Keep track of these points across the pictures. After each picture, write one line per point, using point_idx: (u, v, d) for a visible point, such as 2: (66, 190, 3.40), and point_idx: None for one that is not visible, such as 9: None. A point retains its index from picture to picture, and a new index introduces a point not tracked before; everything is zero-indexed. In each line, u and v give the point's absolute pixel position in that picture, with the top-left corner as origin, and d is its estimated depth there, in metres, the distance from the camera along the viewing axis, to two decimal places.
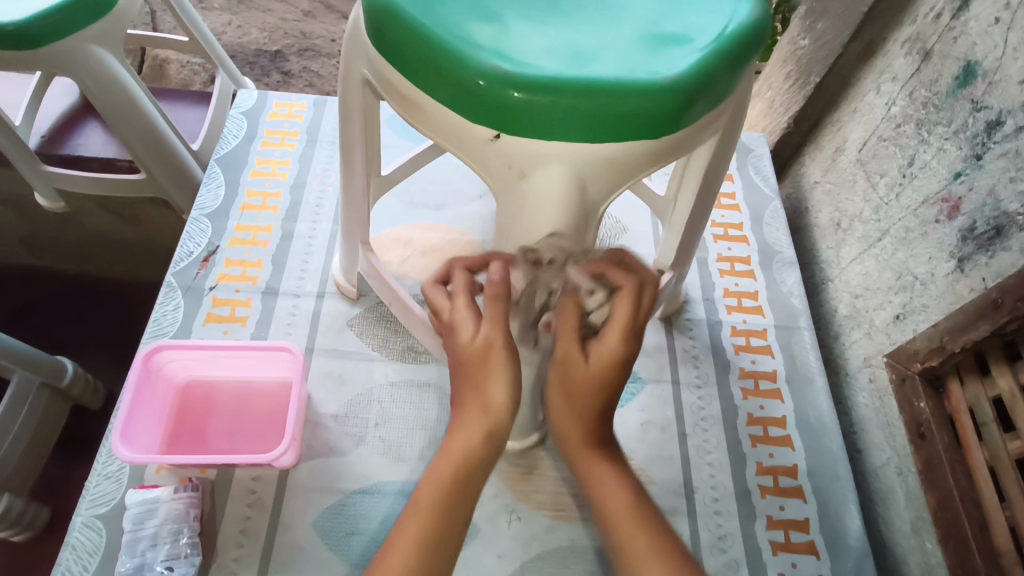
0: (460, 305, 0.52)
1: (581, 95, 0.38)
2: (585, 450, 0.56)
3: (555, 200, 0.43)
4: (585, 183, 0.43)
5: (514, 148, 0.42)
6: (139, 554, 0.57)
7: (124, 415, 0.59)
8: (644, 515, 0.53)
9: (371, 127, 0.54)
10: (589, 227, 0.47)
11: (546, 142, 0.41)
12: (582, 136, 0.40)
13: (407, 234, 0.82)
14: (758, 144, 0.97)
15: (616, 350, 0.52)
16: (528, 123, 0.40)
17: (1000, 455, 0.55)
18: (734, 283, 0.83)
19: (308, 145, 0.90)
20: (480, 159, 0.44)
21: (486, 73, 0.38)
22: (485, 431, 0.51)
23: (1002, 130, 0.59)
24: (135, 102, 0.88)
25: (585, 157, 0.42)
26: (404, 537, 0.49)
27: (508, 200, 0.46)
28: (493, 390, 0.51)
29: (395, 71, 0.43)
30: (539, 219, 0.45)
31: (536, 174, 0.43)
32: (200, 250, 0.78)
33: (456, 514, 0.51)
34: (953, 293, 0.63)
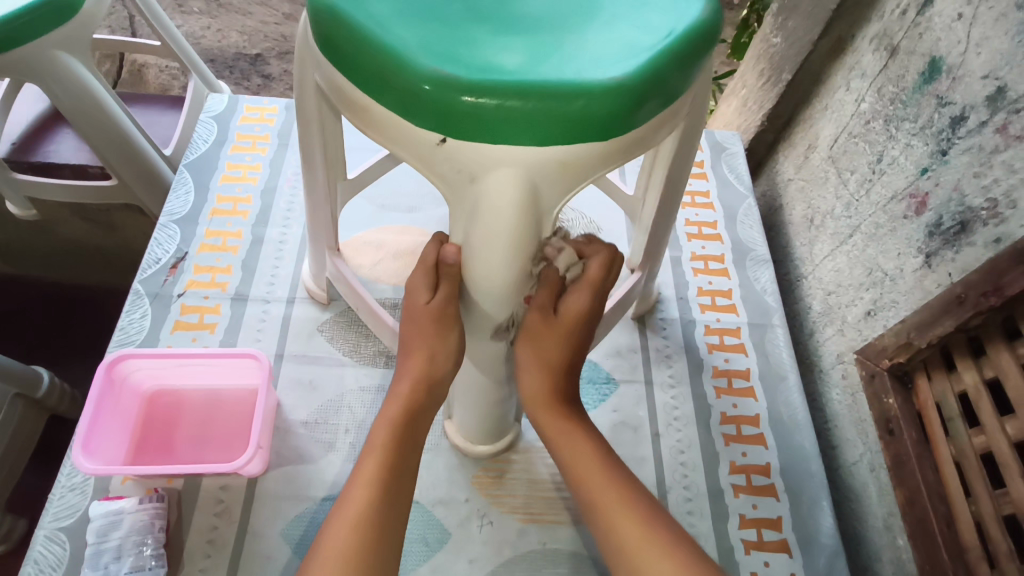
0: (418, 276, 0.54)
1: (527, 98, 0.38)
2: (552, 410, 0.59)
3: (507, 204, 0.43)
4: (537, 187, 0.43)
5: (462, 152, 0.41)
6: (103, 566, 0.56)
7: (86, 426, 0.58)
8: (632, 489, 0.56)
9: (330, 130, 0.54)
10: (543, 230, 0.46)
11: (494, 144, 0.40)
12: (531, 138, 0.40)
13: (380, 237, 0.81)
14: (732, 142, 0.97)
15: (588, 300, 0.56)
16: (476, 126, 0.39)
17: (966, 450, 0.55)
18: (708, 282, 0.83)
19: (280, 149, 0.89)
20: (430, 164, 0.43)
21: (431, 78, 0.38)
22: (430, 389, 0.57)
23: (966, 125, 0.60)
24: (105, 109, 0.88)
25: (535, 160, 0.41)
26: (355, 493, 0.53)
27: (461, 205, 0.45)
28: (441, 352, 0.56)
29: (343, 78, 0.43)
30: (492, 224, 0.44)
31: (486, 178, 0.42)
32: (168, 256, 0.77)
33: (405, 474, 0.55)
34: (922, 288, 0.63)
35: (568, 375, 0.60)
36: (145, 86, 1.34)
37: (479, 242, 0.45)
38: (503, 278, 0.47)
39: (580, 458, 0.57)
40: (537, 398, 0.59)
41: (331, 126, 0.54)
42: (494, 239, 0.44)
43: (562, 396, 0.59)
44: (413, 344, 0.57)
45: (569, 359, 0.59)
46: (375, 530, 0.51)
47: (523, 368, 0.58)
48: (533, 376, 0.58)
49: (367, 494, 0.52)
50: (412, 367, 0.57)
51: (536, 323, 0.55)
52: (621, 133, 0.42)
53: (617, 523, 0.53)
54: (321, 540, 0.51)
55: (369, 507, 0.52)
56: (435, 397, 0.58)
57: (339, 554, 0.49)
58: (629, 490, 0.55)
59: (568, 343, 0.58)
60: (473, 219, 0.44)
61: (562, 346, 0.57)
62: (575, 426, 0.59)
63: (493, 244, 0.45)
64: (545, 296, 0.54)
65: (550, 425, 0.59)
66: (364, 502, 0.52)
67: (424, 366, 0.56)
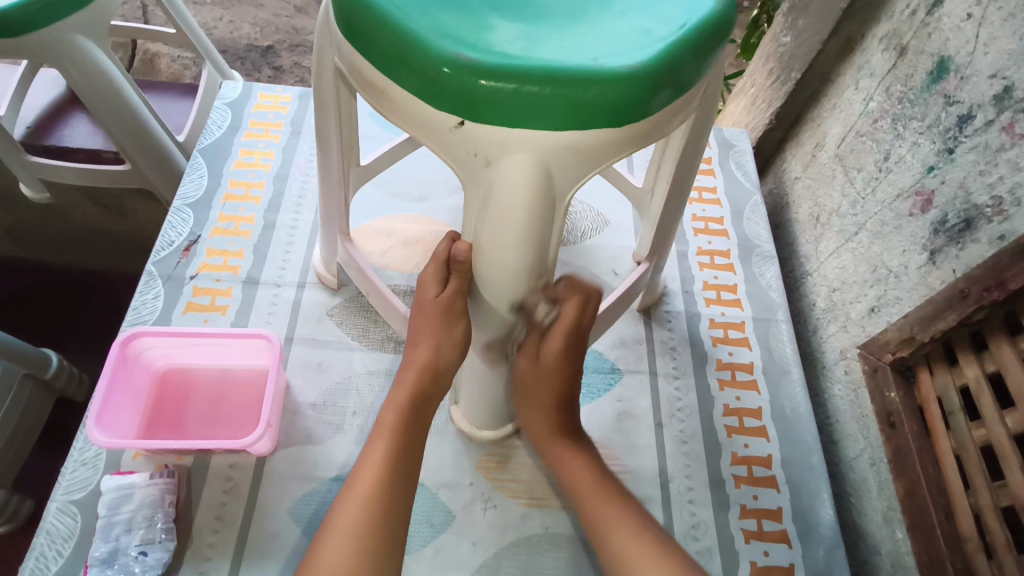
0: (429, 270, 0.56)
1: (544, 83, 0.39)
2: (551, 439, 0.61)
3: (522, 189, 0.43)
4: (551, 173, 0.44)
5: (479, 135, 0.42)
6: (114, 539, 0.57)
7: (101, 400, 0.59)
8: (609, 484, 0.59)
9: (347, 116, 0.55)
10: (556, 216, 0.47)
11: (511, 129, 0.41)
12: (546, 123, 0.41)
13: (390, 225, 0.82)
14: (740, 140, 0.98)
15: (561, 345, 0.58)
16: (493, 110, 0.40)
17: (966, 444, 0.56)
18: (713, 276, 0.83)
19: (292, 136, 0.90)
20: (447, 147, 0.44)
21: (449, 61, 0.39)
22: (438, 374, 0.58)
23: (973, 124, 0.60)
24: (121, 93, 0.89)
25: (551, 145, 0.42)
26: (366, 469, 0.54)
27: (475, 189, 0.46)
28: (449, 339, 0.57)
29: (365, 61, 0.44)
30: (505, 208, 0.45)
31: (501, 162, 0.43)
32: (181, 239, 0.78)
33: (414, 451, 0.56)
34: (925, 284, 0.64)
35: (564, 412, 0.61)
36: (159, 74, 1.35)
37: (492, 226, 0.46)
38: (514, 263, 0.48)
39: (576, 477, 0.59)
40: (537, 427, 0.62)
41: (347, 110, 0.55)
42: (509, 223, 0.45)
43: (559, 426, 0.61)
44: (418, 334, 0.58)
45: (565, 396, 0.61)
46: (388, 505, 0.53)
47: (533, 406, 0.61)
48: (533, 415, 0.62)
49: (377, 470, 0.54)
50: (418, 357, 0.58)
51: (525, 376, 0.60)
52: (635, 121, 0.42)
53: (605, 515, 0.57)
54: (334, 514, 0.53)
55: (379, 484, 0.53)
56: (443, 381, 0.59)
57: (354, 527, 0.51)
58: (611, 490, 0.58)
59: (564, 381, 0.60)
60: (487, 203, 0.45)
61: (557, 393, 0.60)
62: (573, 448, 0.61)
63: (506, 229, 0.46)
64: (530, 345, 0.59)
65: (551, 455, 0.62)
66: (376, 477, 0.53)
67: (431, 353, 0.57)
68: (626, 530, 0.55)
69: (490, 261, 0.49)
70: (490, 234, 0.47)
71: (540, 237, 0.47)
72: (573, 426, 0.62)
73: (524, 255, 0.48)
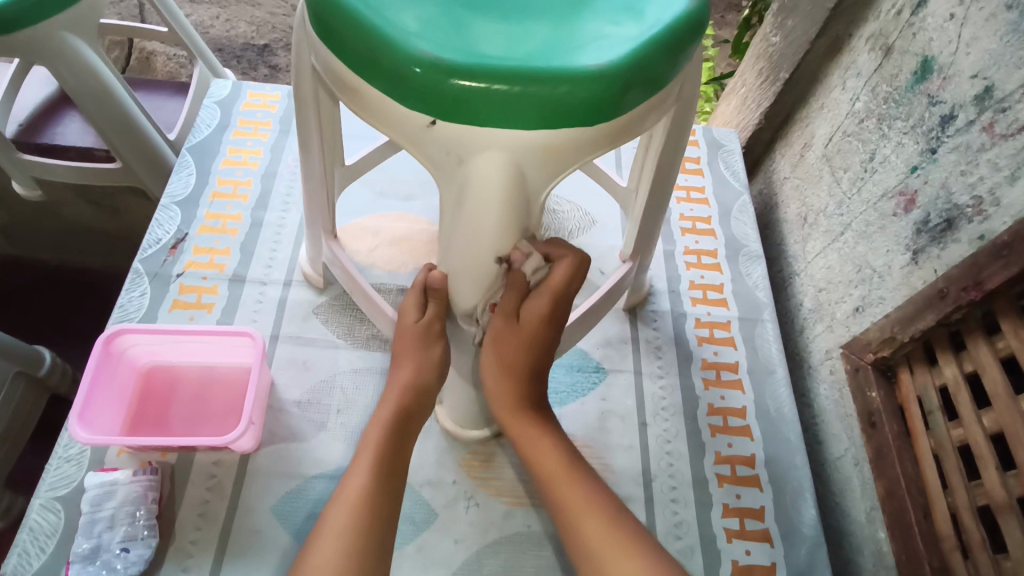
0: (410, 298, 0.60)
1: (515, 82, 0.39)
2: (515, 412, 0.60)
3: (494, 186, 0.44)
4: (524, 171, 0.44)
5: (452, 134, 0.43)
6: (97, 535, 0.58)
7: (83, 397, 0.59)
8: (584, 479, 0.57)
9: (330, 119, 0.55)
10: (531, 213, 0.47)
11: (484, 128, 0.42)
12: (519, 122, 0.41)
13: (377, 224, 0.82)
14: (730, 140, 0.98)
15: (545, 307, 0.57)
16: (466, 109, 0.40)
17: (944, 442, 0.56)
18: (700, 276, 0.83)
19: (281, 135, 0.90)
20: (422, 146, 0.45)
21: (421, 61, 0.39)
22: (420, 392, 0.59)
23: (955, 124, 0.60)
24: (110, 90, 0.89)
25: (522, 144, 0.42)
26: (354, 478, 0.54)
27: (449, 187, 0.46)
28: (428, 361, 0.59)
29: (339, 61, 0.44)
30: (479, 205, 0.45)
31: (474, 160, 0.44)
32: (169, 237, 0.78)
33: (400, 462, 0.57)
34: (908, 284, 0.64)
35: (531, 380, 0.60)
36: (154, 73, 1.36)
37: (468, 225, 0.47)
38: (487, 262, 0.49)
39: (545, 462, 0.57)
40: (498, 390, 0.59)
41: (328, 114, 0.55)
42: (483, 221, 0.46)
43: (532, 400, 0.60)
44: (397, 359, 0.60)
45: (539, 366, 0.60)
46: (377, 513, 0.53)
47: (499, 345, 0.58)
48: (492, 375, 0.59)
49: (365, 477, 0.54)
50: (399, 377, 0.59)
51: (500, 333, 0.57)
52: (608, 120, 0.43)
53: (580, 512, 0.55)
54: (323, 523, 0.53)
55: (365, 496, 0.53)
56: (425, 400, 0.60)
57: (344, 533, 0.51)
58: (591, 490, 0.56)
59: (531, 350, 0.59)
60: (461, 202, 0.46)
61: (525, 356, 0.59)
62: (540, 427, 0.59)
63: (482, 227, 0.47)
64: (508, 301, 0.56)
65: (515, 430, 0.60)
66: (364, 485, 0.54)
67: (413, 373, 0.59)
68: (602, 523, 0.54)
69: (467, 270, 0.51)
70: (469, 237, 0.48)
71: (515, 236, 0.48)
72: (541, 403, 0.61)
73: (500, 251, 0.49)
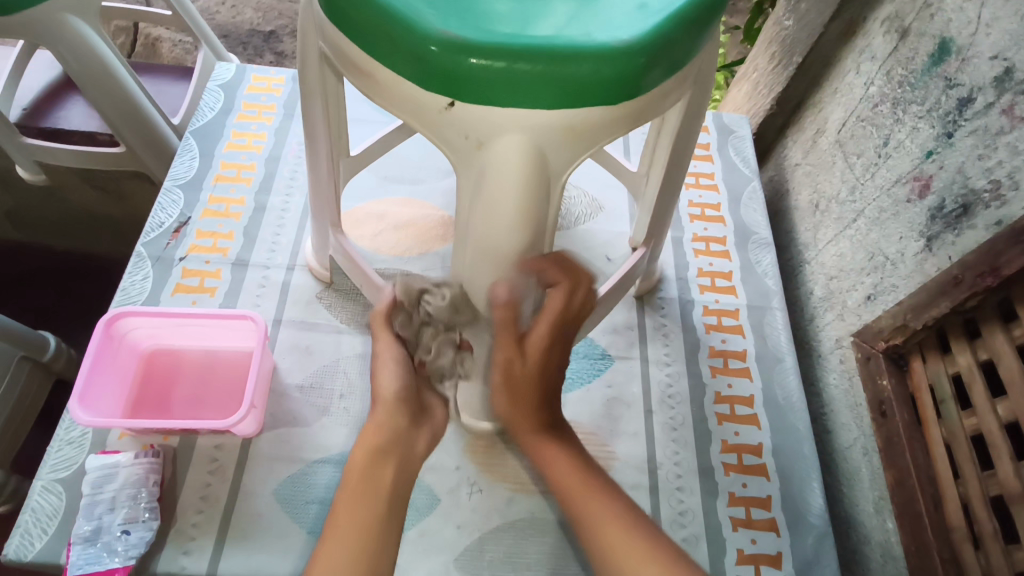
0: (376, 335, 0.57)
1: (536, 60, 0.38)
2: (534, 432, 0.57)
3: (515, 171, 0.43)
4: (544, 154, 0.43)
5: (470, 116, 0.41)
6: (97, 517, 0.57)
7: (84, 379, 0.59)
8: (587, 471, 0.55)
9: (335, 106, 0.54)
10: (550, 197, 0.46)
11: (504, 109, 0.40)
12: (539, 101, 0.40)
13: (382, 209, 0.81)
14: (740, 126, 0.96)
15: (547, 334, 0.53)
16: (484, 88, 0.39)
17: (956, 432, 0.55)
18: (708, 263, 0.82)
19: (285, 118, 0.89)
20: (439, 131, 0.43)
21: (437, 39, 0.38)
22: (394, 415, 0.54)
23: (973, 107, 0.59)
24: (112, 73, 0.88)
25: (543, 125, 0.41)
26: (341, 509, 0.50)
27: (467, 174, 0.45)
28: (387, 378, 0.55)
29: (350, 44, 0.43)
30: (499, 188, 0.44)
31: (494, 144, 0.42)
32: (172, 220, 0.78)
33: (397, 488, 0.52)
34: (921, 272, 0.63)
35: (538, 402, 0.57)
36: (160, 58, 1.35)
37: (486, 211, 0.45)
38: (508, 246, 0.47)
39: (557, 469, 0.55)
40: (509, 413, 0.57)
41: (334, 97, 0.53)
42: (502, 206, 0.45)
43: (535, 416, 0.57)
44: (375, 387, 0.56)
45: (550, 386, 0.57)
46: (367, 542, 0.48)
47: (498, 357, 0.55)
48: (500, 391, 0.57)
49: (348, 506, 0.50)
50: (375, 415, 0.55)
51: (508, 367, 0.55)
52: (630, 97, 0.42)
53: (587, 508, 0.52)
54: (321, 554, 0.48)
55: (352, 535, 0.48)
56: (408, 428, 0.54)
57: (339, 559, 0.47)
58: (604, 492, 0.53)
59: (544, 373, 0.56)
60: (480, 187, 0.44)
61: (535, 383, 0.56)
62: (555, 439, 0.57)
63: (499, 212, 0.45)
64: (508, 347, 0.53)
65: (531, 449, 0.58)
66: (349, 514, 0.49)
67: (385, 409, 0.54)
68: (618, 528, 0.51)
69: (485, 258, 0.49)
70: (489, 225, 0.46)
71: (535, 219, 0.46)
72: (555, 420, 0.58)
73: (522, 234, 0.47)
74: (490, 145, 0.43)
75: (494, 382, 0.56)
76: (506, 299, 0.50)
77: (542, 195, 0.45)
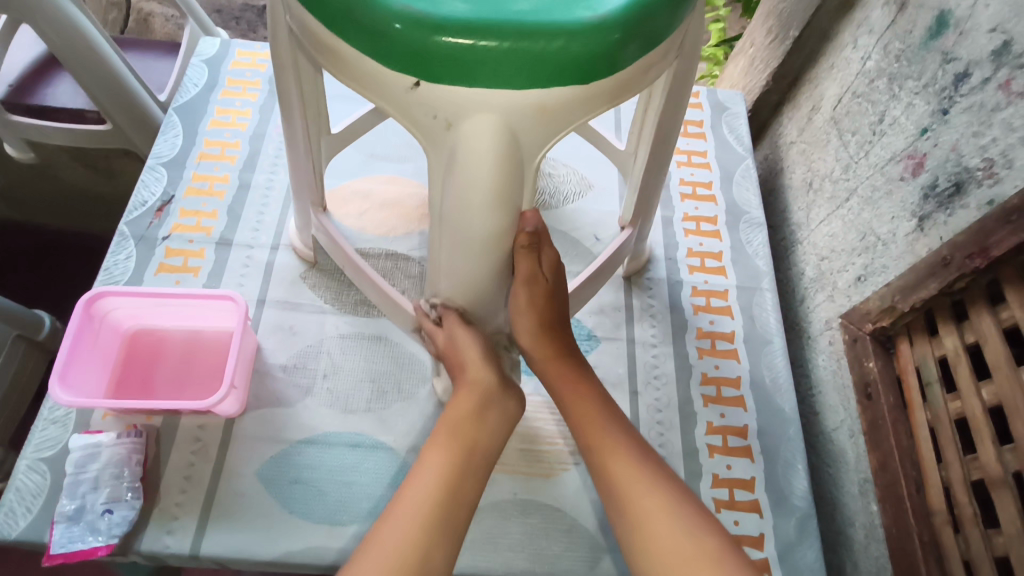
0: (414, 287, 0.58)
1: (503, 38, 0.37)
2: (556, 361, 0.58)
3: (486, 152, 0.41)
4: (516, 135, 0.41)
5: (438, 96, 0.40)
6: (80, 496, 0.58)
7: (64, 359, 0.58)
8: (611, 424, 0.55)
9: (308, 82, 0.53)
10: (525, 178, 0.44)
11: (472, 88, 0.39)
12: (508, 83, 0.38)
13: (367, 187, 0.80)
14: (734, 102, 0.94)
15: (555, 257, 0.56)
16: (451, 68, 0.38)
17: (941, 415, 0.55)
18: (698, 243, 0.81)
19: (270, 95, 0.88)
20: (407, 111, 0.42)
21: (402, 16, 0.37)
22: (486, 399, 0.54)
23: (969, 82, 0.57)
24: (95, 49, 0.87)
25: (514, 104, 0.40)
26: (405, 494, 0.48)
27: (438, 155, 0.43)
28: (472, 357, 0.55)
29: (313, 19, 0.41)
30: (470, 168, 0.42)
31: (463, 124, 0.41)
32: (155, 199, 0.77)
33: (467, 488, 0.50)
34: (912, 252, 0.61)
35: (555, 329, 0.58)
36: (151, 33, 1.32)
37: (458, 194, 0.44)
38: (484, 226, 0.46)
39: (580, 407, 0.56)
40: (531, 344, 0.57)
41: (308, 77, 0.53)
42: (475, 188, 0.43)
43: (560, 350, 0.58)
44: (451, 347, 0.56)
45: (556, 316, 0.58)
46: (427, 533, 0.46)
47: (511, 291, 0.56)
48: (521, 316, 0.57)
49: (417, 492, 0.48)
50: (457, 402, 0.54)
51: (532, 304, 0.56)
52: (605, 76, 0.40)
53: (610, 457, 0.53)
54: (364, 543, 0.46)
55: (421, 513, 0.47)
56: (484, 426, 0.53)
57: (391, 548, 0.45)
58: (665, 486, 0.51)
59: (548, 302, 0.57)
60: (451, 169, 0.43)
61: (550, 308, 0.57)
62: (577, 378, 0.57)
63: (472, 196, 0.44)
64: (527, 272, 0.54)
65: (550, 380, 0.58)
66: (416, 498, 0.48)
67: (476, 395, 0.54)
68: (670, 521, 0.48)
69: (462, 237, 0.47)
70: (465, 204, 0.44)
71: (512, 195, 0.44)
72: (571, 348, 0.60)
73: (499, 212, 0.45)
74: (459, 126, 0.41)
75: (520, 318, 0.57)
76: (532, 228, 0.49)
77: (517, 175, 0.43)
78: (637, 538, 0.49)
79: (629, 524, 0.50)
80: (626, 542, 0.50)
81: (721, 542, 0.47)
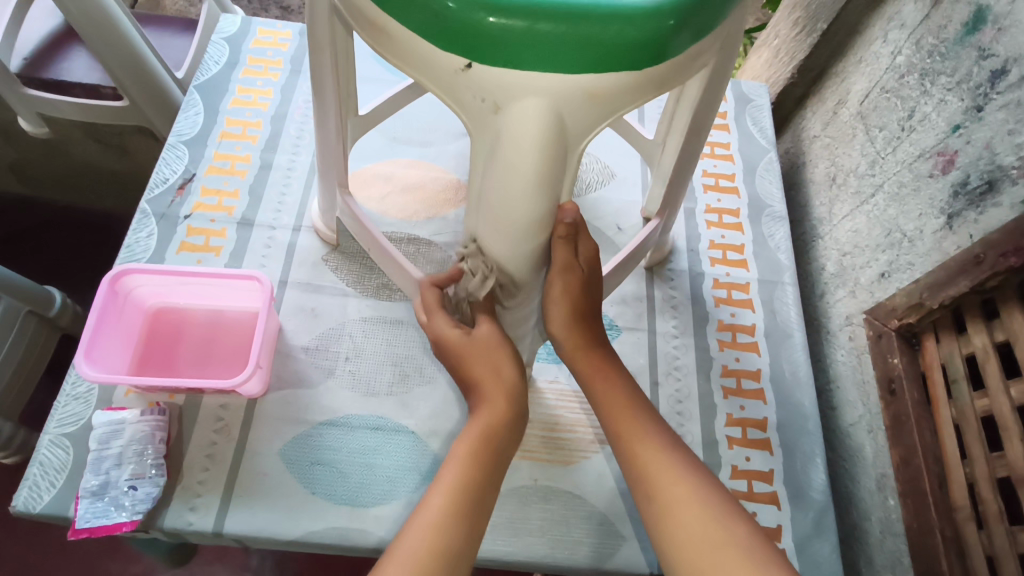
0: (439, 321, 0.58)
1: (558, 20, 0.36)
2: (587, 351, 0.58)
3: (533, 136, 0.41)
4: (564, 120, 0.41)
5: (487, 78, 0.39)
6: (104, 472, 0.58)
7: (90, 335, 0.58)
8: (640, 411, 0.55)
9: (342, 61, 0.52)
10: (567, 165, 0.44)
11: (521, 72, 0.39)
12: (559, 66, 0.38)
13: (389, 171, 0.80)
14: (758, 94, 0.93)
15: (594, 244, 0.56)
16: (504, 51, 0.37)
17: (967, 412, 0.55)
18: (720, 235, 0.81)
19: (291, 75, 0.87)
20: (454, 92, 0.42)
21: None
22: (516, 409, 0.56)
23: (1006, 80, 0.56)
24: (114, 23, 0.85)
25: (563, 89, 0.39)
26: (432, 498, 0.49)
27: (483, 137, 0.43)
28: (502, 363, 0.56)
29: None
30: (514, 154, 0.42)
31: (511, 107, 0.40)
32: (176, 176, 0.77)
33: (486, 496, 0.51)
34: (939, 250, 0.61)
35: (588, 320, 0.58)
36: (164, 10, 1.31)
37: (500, 178, 0.44)
38: (523, 213, 0.46)
39: (609, 396, 0.56)
40: (562, 331, 0.58)
41: (343, 56, 0.52)
42: (519, 173, 0.43)
43: (591, 339, 0.59)
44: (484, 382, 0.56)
45: (588, 305, 0.58)
46: (450, 540, 0.47)
47: (547, 280, 0.56)
48: (554, 305, 0.57)
49: (444, 496, 0.49)
50: (485, 413, 0.54)
51: (568, 293, 0.56)
52: (656, 61, 0.40)
53: (638, 446, 0.53)
54: (396, 543, 0.47)
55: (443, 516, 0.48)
56: (509, 438, 0.54)
57: (417, 555, 0.45)
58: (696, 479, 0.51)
59: (582, 290, 0.57)
60: (496, 153, 0.43)
61: (585, 296, 0.57)
62: (611, 368, 0.58)
63: (514, 181, 0.44)
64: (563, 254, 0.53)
65: (582, 367, 0.58)
66: (441, 507, 0.48)
67: (503, 402, 0.55)
68: (698, 513, 0.48)
69: (500, 224, 0.47)
70: (505, 192, 0.45)
71: (553, 181, 0.44)
72: (602, 338, 0.60)
73: (537, 201, 0.45)
74: (507, 109, 0.41)
75: (553, 308, 0.57)
76: (571, 220, 0.51)
77: (559, 161, 0.43)
78: (668, 524, 0.49)
79: (657, 514, 0.50)
80: (655, 533, 0.50)
81: (750, 532, 0.47)
